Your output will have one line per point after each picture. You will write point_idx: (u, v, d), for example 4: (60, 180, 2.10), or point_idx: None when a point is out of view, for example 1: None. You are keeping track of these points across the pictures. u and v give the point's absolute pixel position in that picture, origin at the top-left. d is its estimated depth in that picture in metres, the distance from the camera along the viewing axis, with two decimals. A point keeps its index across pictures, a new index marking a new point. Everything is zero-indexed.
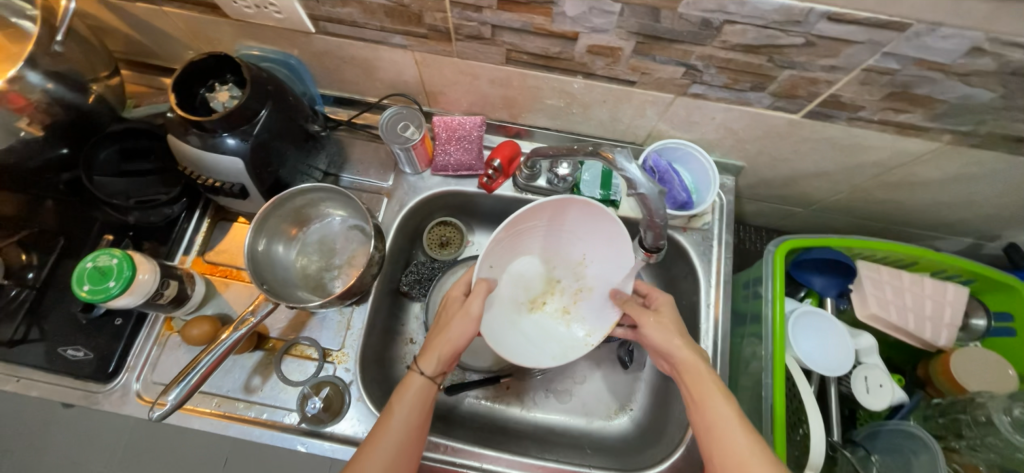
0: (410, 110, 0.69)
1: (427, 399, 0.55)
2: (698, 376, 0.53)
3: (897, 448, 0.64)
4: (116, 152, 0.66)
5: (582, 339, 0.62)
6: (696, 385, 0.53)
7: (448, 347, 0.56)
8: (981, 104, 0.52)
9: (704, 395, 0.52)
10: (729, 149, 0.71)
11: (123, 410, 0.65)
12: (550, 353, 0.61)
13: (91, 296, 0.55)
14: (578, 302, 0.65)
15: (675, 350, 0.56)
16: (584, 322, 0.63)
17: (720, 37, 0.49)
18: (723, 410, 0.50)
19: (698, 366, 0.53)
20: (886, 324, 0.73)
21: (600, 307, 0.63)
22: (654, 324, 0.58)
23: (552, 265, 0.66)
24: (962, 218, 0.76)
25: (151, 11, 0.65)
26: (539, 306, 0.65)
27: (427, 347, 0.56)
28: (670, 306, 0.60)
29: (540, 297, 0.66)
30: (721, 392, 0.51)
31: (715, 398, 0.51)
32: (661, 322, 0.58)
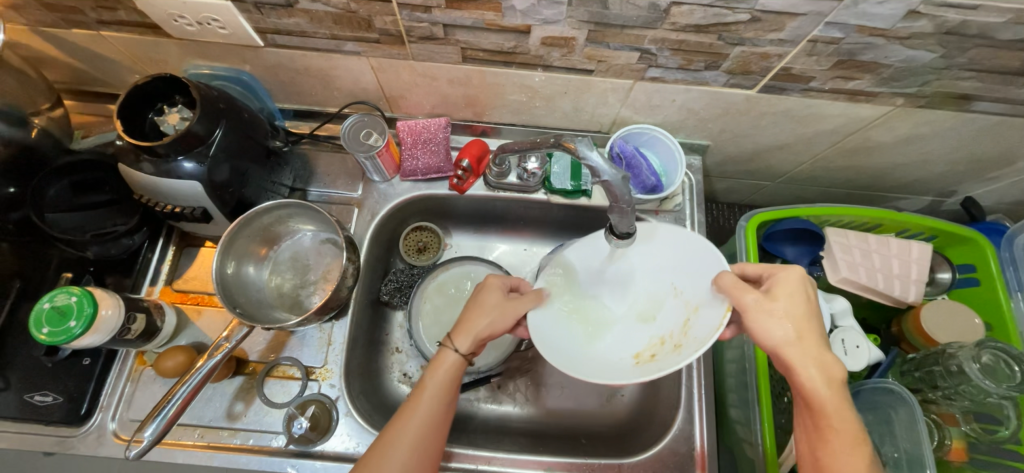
0: (372, 117, 0.68)
1: (455, 378, 0.54)
2: (822, 410, 0.45)
3: (878, 405, 0.66)
4: (68, 186, 0.64)
5: (695, 351, 0.46)
6: (818, 416, 0.46)
7: (486, 330, 0.55)
8: (922, 66, 0.53)
9: (828, 434, 0.45)
10: (692, 130, 0.72)
11: (100, 451, 0.63)
12: (653, 371, 0.46)
13: (51, 338, 0.53)
14: (689, 331, 0.50)
15: (802, 370, 0.46)
16: (694, 341, 0.48)
17: (669, 19, 0.50)
18: (848, 464, 0.43)
19: (825, 402, 0.45)
20: (858, 286, 0.74)
21: (710, 322, 0.48)
22: (773, 325, 0.48)
23: (654, 316, 0.55)
24: (920, 177, 0.79)
25: (88, 36, 0.63)
26: (647, 358, 0.51)
27: (460, 325, 0.56)
28: (791, 297, 0.49)
29: (647, 351, 0.52)
30: (854, 442, 0.44)
31: (842, 446, 0.44)
32: (779, 321, 0.48)
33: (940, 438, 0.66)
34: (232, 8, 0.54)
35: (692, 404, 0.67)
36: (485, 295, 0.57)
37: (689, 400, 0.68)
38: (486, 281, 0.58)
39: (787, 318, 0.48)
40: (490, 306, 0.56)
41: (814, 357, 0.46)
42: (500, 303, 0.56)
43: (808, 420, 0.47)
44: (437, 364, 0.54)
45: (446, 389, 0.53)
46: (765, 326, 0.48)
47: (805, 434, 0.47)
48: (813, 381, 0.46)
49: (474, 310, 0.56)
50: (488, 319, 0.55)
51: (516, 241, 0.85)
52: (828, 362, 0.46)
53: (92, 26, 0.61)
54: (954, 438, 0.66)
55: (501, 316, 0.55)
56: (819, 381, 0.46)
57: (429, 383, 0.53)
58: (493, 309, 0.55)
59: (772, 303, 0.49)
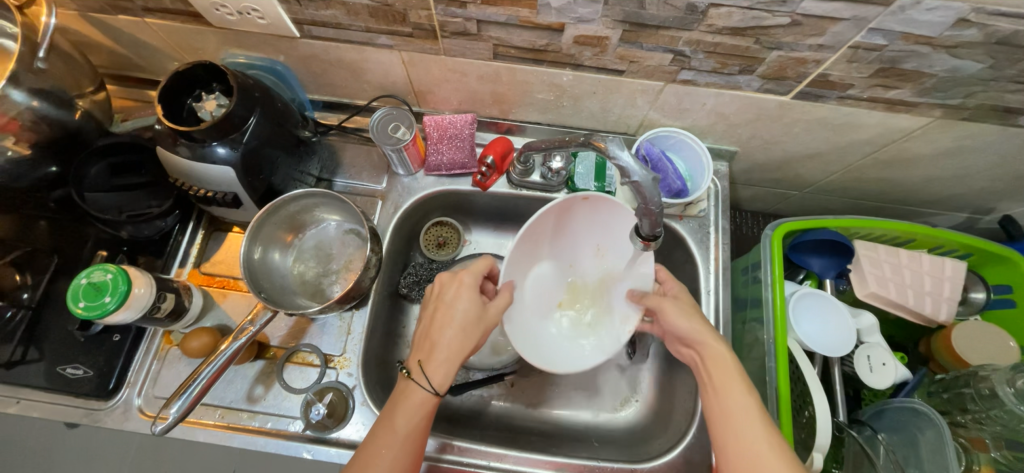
0: (400, 111, 0.69)
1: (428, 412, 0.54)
2: (722, 366, 0.53)
3: (903, 425, 0.64)
4: (106, 167, 0.66)
5: (594, 350, 0.63)
6: (720, 373, 0.53)
7: (454, 350, 0.55)
8: (969, 76, 0.52)
9: (726, 384, 0.52)
10: (721, 135, 0.71)
11: (126, 426, 0.65)
12: (558, 355, 0.62)
13: (87, 313, 0.54)
14: (604, 296, 0.66)
15: (711, 342, 0.55)
16: (602, 333, 0.64)
17: (706, 21, 0.49)
18: (743, 403, 0.50)
19: (723, 358, 0.54)
20: (887, 302, 0.72)
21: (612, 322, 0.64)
22: (680, 312, 0.58)
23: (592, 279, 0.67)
24: (957, 192, 0.76)
25: (133, 23, 0.65)
26: (568, 305, 0.67)
27: (430, 360, 0.55)
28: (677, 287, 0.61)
29: (567, 300, 0.67)
30: (745, 386, 0.52)
31: (736, 390, 0.51)
32: (686, 313, 0.58)
33: (967, 462, 0.64)
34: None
35: None
36: (457, 305, 0.57)
37: (705, 409, 0.67)
38: (461, 286, 0.58)
39: (687, 305, 0.59)
40: (459, 320, 0.56)
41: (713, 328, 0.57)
42: (469, 317, 0.57)
43: (711, 379, 0.54)
44: (407, 395, 0.53)
45: (413, 436, 0.52)
46: (676, 308, 0.58)
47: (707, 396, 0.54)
48: (717, 346, 0.55)
49: (444, 326, 0.56)
50: (460, 336, 0.56)
51: None
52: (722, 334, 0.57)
53: (138, 14, 0.63)
54: (982, 464, 0.62)
55: (475, 329, 0.56)
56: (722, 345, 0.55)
57: (399, 414, 0.53)
58: (467, 323, 0.56)
59: (676, 298, 0.59)
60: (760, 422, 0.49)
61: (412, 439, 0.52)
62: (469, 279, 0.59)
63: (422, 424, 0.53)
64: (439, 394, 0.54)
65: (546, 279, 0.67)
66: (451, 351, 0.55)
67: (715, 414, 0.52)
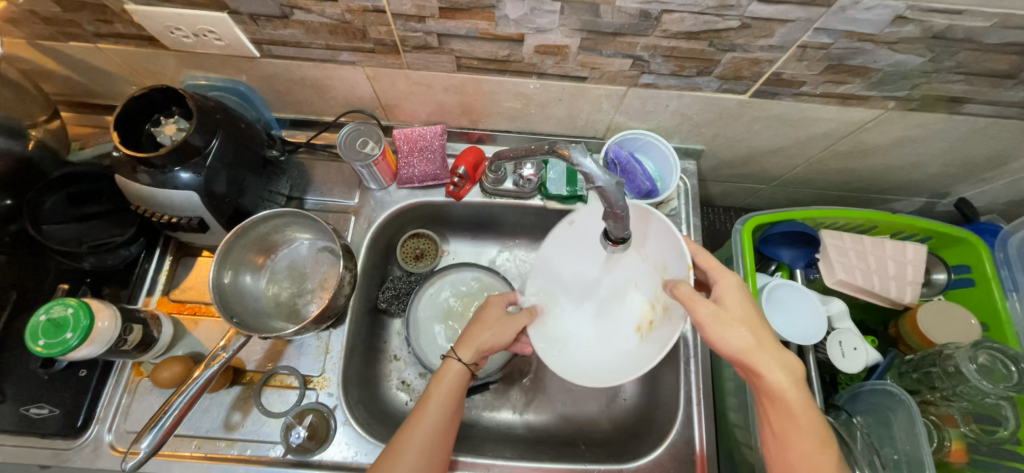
0: (368, 126, 0.68)
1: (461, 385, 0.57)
2: (783, 403, 0.49)
3: (875, 407, 0.66)
4: (64, 198, 0.64)
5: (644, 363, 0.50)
6: (782, 414, 0.49)
7: (488, 341, 0.58)
8: (912, 69, 0.54)
9: (787, 427, 0.49)
10: (687, 134, 0.72)
11: (97, 464, 0.62)
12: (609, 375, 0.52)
13: (47, 351, 0.52)
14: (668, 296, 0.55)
15: (766, 371, 0.49)
16: (656, 346, 0.51)
17: (661, 26, 0.50)
18: (805, 444, 0.48)
19: (791, 401, 0.48)
20: (855, 288, 0.75)
21: (668, 332, 0.51)
22: (728, 331, 0.50)
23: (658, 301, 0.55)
24: (913, 178, 0.79)
25: (86, 49, 0.63)
26: (647, 328, 0.55)
27: (464, 337, 0.59)
28: (737, 297, 0.52)
29: (644, 320, 0.57)
30: (808, 422, 0.48)
31: (806, 442, 0.48)
32: (736, 330, 0.50)
33: (939, 439, 0.66)
34: (228, 20, 0.55)
35: (690, 408, 0.68)
36: (486, 311, 0.61)
37: (686, 404, 0.68)
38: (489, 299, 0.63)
39: (737, 319, 0.50)
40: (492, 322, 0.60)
41: (775, 358, 0.49)
42: (500, 320, 0.60)
43: (769, 417, 0.51)
44: (441, 375, 0.57)
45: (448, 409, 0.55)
46: (716, 322, 0.49)
47: (769, 430, 0.51)
48: (774, 378, 0.49)
49: (476, 327, 0.60)
50: (489, 334, 0.59)
51: (513, 246, 0.85)
52: (787, 362, 0.49)
53: (90, 39, 0.61)
54: (952, 439, 0.65)
55: (502, 331, 0.59)
56: (784, 378, 0.48)
57: (432, 397, 0.56)
58: (495, 325, 0.59)
59: (721, 313, 0.50)
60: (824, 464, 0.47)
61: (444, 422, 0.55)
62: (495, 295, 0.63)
63: (450, 405, 0.56)
64: (467, 368, 0.58)
65: (619, 309, 0.60)
66: (480, 344, 0.58)
67: (771, 449, 0.51)
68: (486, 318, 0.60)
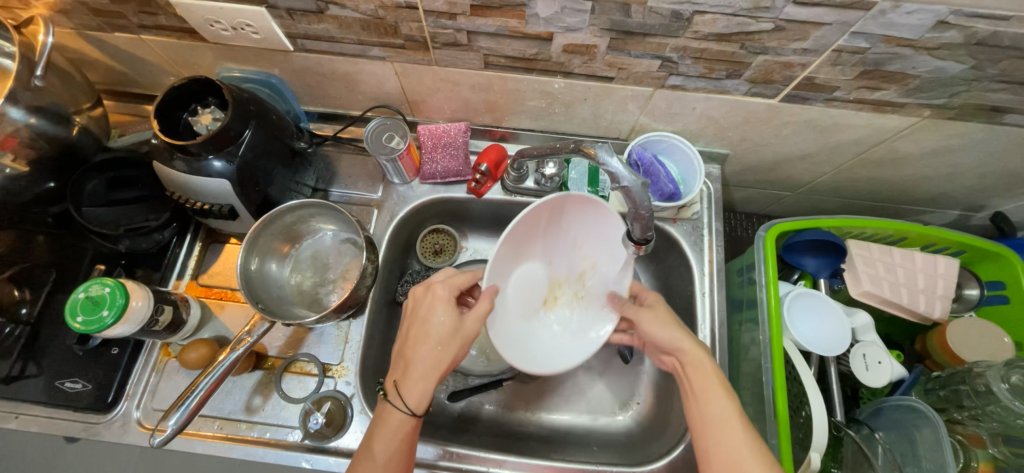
0: (394, 121, 0.70)
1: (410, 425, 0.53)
2: (701, 370, 0.53)
3: (900, 423, 0.64)
4: (104, 182, 0.67)
5: (543, 357, 0.56)
6: (700, 382, 0.53)
7: (431, 368, 0.53)
8: (952, 77, 0.52)
9: (704, 394, 0.52)
10: (712, 138, 0.72)
11: (125, 439, 0.65)
12: (511, 345, 0.55)
13: (85, 327, 0.55)
14: (585, 283, 0.60)
15: (686, 345, 0.55)
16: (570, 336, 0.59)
17: (692, 27, 0.50)
18: (720, 407, 0.50)
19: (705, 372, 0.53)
20: (881, 301, 0.73)
21: (567, 338, 0.59)
22: (655, 319, 0.57)
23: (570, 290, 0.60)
24: (947, 190, 0.77)
25: (130, 40, 0.66)
26: (552, 295, 0.60)
27: (405, 379, 0.54)
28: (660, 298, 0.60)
29: (551, 294, 0.60)
30: (720, 386, 0.52)
31: (718, 400, 0.51)
32: (661, 323, 0.57)
33: (965, 459, 0.64)
34: (266, 14, 0.56)
35: None
36: (429, 324, 0.55)
37: None
38: (432, 301, 0.55)
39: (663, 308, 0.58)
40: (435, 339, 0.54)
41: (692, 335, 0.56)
42: (446, 337, 0.54)
43: (690, 388, 0.54)
44: (385, 418, 0.53)
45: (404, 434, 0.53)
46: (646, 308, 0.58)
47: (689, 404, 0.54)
48: (691, 347, 0.55)
49: (423, 347, 0.54)
50: (440, 358, 0.54)
51: None
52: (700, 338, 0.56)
53: (134, 30, 0.64)
54: (980, 461, 0.63)
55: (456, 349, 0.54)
56: (699, 350, 0.54)
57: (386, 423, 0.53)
58: (444, 343, 0.54)
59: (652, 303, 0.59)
60: (737, 427, 0.49)
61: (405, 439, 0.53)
62: (442, 292, 0.56)
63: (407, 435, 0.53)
64: (418, 416, 0.53)
65: (525, 282, 0.58)
66: (427, 371, 0.53)
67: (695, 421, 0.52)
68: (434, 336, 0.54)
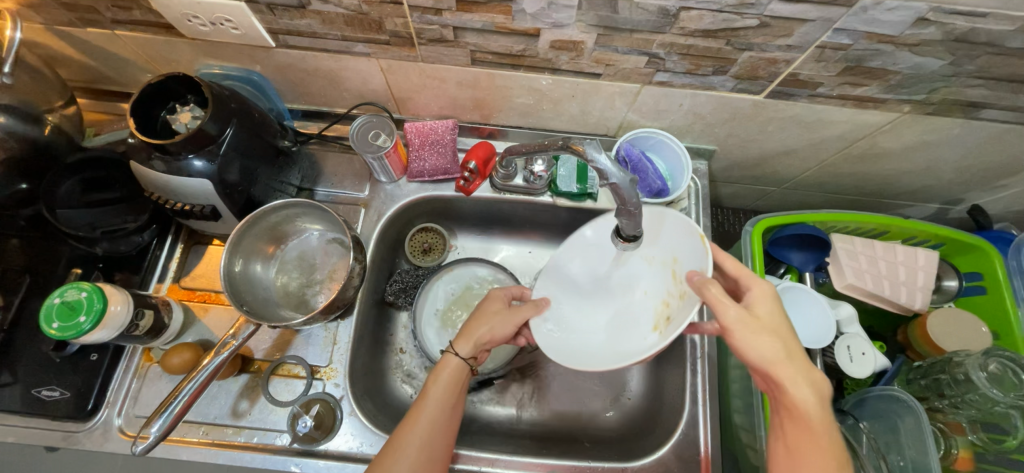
0: (380, 118, 0.68)
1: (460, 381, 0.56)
2: (805, 416, 0.45)
3: (883, 413, 0.66)
4: (77, 184, 0.64)
5: (566, 308, 0.59)
6: (800, 432, 0.45)
7: (485, 332, 0.58)
8: (931, 73, 0.53)
9: (803, 446, 0.45)
10: (699, 134, 0.72)
11: (106, 447, 0.63)
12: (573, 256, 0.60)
13: (60, 333, 0.53)
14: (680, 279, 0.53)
15: (792, 386, 0.45)
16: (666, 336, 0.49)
17: (678, 24, 0.50)
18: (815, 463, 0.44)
19: (812, 419, 0.45)
20: (864, 293, 0.74)
21: (573, 324, 0.58)
22: (754, 339, 0.46)
23: (660, 331, 0.52)
24: (926, 184, 0.79)
25: (104, 36, 0.64)
26: (666, 323, 0.52)
27: (465, 331, 0.59)
28: (769, 310, 0.49)
29: (660, 317, 0.53)
30: (823, 438, 0.44)
31: (816, 457, 0.44)
32: (764, 341, 0.46)
33: (946, 447, 0.66)
34: (246, 9, 0.55)
35: (696, 409, 0.67)
36: (487, 303, 0.61)
37: (692, 405, 0.68)
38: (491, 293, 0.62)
39: (769, 328, 0.47)
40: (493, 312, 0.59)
41: (804, 374, 0.46)
42: (501, 311, 0.59)
43: (783, 430, 0.47)
44: (440, 368, 0.56)
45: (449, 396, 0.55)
46: (748, 332, 0.47)
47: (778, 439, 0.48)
48: (799, 392, 0.45)
49: (477, 317, 0.59)
50: (490, 326, 0.58)
51: (521, 243, 0.85)
52: (816, 380, 0.46)
53: (107, 26, 0.62)
54: (960, 448, 0.65)
55: (502, 322, 0.58)
56: (809, 396, 0.45)
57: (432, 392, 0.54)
58: (496, 316, 0.58)
59: (754, 322, 0.47)
60: None
61: (448, 417, 0.54)
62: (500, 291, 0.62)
63: (459, 386, 0.56)
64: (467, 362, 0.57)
65: (636, 313, 0.57)
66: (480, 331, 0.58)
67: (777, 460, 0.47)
68: (489, 309, 0.60)
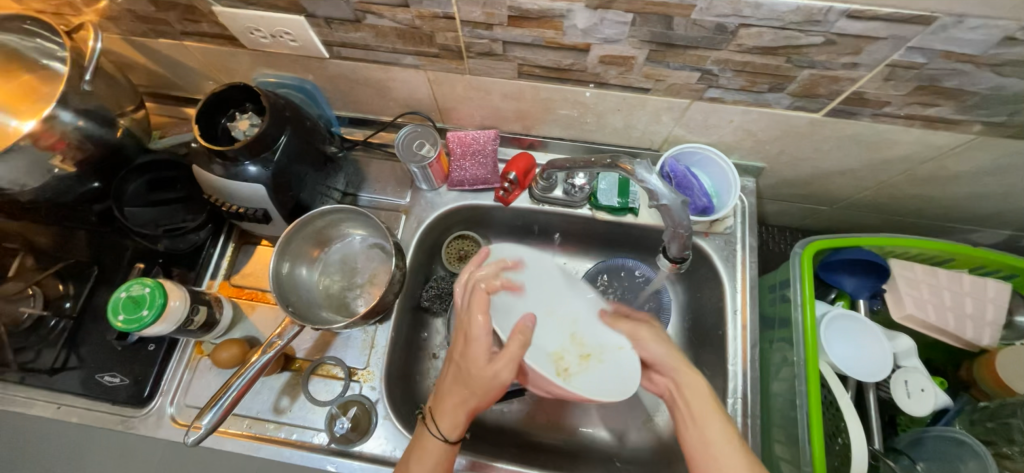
0: (425, 128, 0.70)
1: (446, 460, 0.55)
2: (698, 395, 0.55)
3: (943, 455, 0.62)
4: (144, 183, 0.69)
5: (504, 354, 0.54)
6: (696, 399, 0.54)
7: (465, 408, 0.54)
8: (1015, 94, 0.49)
9: (704, 414, 0.53)
10: (748, 151, 0.69)
11: (159, 433, 0.67)
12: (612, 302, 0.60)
13: (126, 326, 0.56)
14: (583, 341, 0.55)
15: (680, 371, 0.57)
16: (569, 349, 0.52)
17: (736, 40, 0.49)
18: (718, 429, 0.52)
19: (692, 382, 0.56)
20: (926, 325, 0.69)
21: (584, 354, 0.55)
22: (655, 341, 0.58)
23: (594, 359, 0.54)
24: (999, 209, 0.73)
25: (172, 45, 0.68)
26: (567, 376, 0.53)
27: (442, 407, 0.55)
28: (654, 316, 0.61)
29: (560, 353, 0.54)
30: (714, 410, 0.53)
31: (712, 422, 0.53)
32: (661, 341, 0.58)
33: None
34: (304, 23, 0.57)
35: None
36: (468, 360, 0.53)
37: None
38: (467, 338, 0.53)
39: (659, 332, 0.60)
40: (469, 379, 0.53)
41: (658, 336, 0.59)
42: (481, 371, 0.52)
43: (687, 409, 0.55)
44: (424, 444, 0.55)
45: None
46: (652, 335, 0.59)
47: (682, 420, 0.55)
48: (695, 378, 0.56)
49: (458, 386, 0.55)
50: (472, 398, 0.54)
51: (557, 254, 0.84)
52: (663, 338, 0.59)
53: (177, 37, 0.65)
54: None
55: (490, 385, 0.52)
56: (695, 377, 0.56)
57: None
58: (492, 387, 0.52)
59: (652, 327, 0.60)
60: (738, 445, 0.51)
61: None
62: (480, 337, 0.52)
63: (441, 464, 0.54)
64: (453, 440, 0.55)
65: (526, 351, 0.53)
66: (457, 413, 0.54)
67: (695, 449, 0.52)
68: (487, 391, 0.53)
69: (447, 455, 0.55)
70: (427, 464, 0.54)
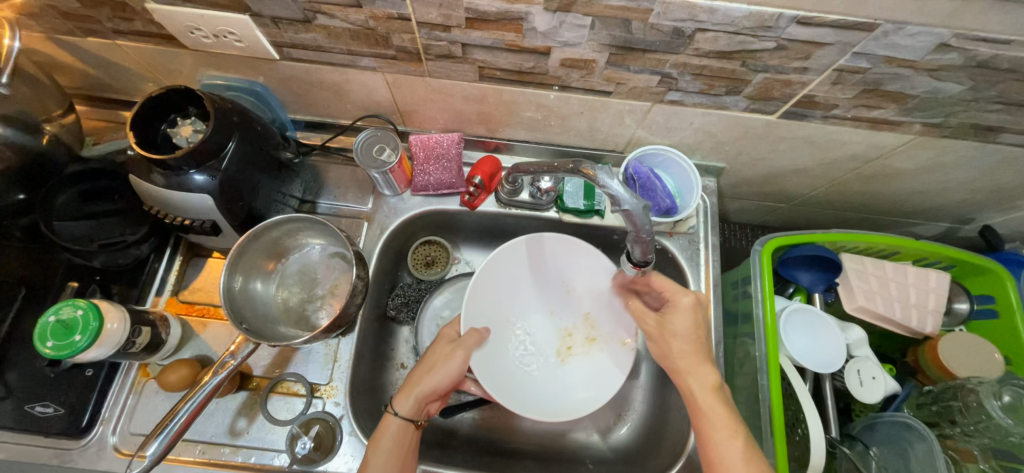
0: (385, 132, 0.67)
1: (406, 438, 0.57)
2: (709, 413, 0.54)
3: (894, 439, 0.64)
4: (75, 195, 0.63)
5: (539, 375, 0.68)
6: (704, 419, 0.54)
7: (427, 386, 0.59)
8: (950, 97, 0.52)
9: (712, 433, 0.53)
10: (708, 152, 0.71)
11: (100, 466, 0.62)
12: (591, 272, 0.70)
13: (55, 352, 0.51)
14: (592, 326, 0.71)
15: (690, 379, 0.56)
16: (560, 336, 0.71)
17: (693, 44, 0.49)
18: (732, 454, 0.51)
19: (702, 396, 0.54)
20: (875, 315, 0.73)
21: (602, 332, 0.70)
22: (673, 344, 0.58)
23: (596, 345, 0.70)
24: (937, 204, 0.77)
25: (104, 45, 0.63)
26: (568, 355, 0.70)
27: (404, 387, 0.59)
28: (683, 317, 0.58)
29: (564, 344, 0.71)
30: (729, 433, 0.52)
31: (723, 440, 0.52)
32: (680, 347, 0.57)
33: None
34: (250, 22, 0.54)
35: None
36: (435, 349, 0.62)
37: None
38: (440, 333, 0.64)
39: (684, 336, 0.57)
40: (432, 363, 0.61)
41: (675, 341, 0.58)
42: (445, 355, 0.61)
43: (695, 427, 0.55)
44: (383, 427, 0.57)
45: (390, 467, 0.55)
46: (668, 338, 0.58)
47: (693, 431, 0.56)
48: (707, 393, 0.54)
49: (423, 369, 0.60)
50: (433, 379, 0.59)
51: None
52: (683, 344, 0.57)
53: (109, 36, 0.60)
54: None
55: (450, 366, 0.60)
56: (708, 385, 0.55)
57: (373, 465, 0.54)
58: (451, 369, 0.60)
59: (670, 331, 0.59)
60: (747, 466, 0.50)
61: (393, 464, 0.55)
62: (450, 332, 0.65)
63: (400, 443, 0.57)
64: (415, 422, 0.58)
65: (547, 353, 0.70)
66: (420, 394, 0.59)
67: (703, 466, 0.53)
68: (447, 367, 0.60)
69: (408, 437, 0.57)
70: (383, 444, 0.56)
